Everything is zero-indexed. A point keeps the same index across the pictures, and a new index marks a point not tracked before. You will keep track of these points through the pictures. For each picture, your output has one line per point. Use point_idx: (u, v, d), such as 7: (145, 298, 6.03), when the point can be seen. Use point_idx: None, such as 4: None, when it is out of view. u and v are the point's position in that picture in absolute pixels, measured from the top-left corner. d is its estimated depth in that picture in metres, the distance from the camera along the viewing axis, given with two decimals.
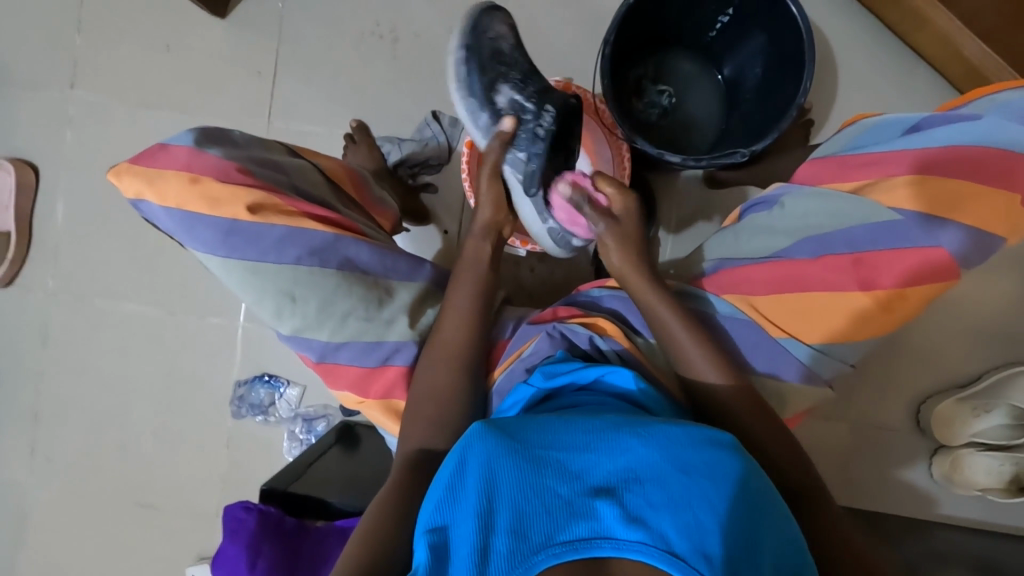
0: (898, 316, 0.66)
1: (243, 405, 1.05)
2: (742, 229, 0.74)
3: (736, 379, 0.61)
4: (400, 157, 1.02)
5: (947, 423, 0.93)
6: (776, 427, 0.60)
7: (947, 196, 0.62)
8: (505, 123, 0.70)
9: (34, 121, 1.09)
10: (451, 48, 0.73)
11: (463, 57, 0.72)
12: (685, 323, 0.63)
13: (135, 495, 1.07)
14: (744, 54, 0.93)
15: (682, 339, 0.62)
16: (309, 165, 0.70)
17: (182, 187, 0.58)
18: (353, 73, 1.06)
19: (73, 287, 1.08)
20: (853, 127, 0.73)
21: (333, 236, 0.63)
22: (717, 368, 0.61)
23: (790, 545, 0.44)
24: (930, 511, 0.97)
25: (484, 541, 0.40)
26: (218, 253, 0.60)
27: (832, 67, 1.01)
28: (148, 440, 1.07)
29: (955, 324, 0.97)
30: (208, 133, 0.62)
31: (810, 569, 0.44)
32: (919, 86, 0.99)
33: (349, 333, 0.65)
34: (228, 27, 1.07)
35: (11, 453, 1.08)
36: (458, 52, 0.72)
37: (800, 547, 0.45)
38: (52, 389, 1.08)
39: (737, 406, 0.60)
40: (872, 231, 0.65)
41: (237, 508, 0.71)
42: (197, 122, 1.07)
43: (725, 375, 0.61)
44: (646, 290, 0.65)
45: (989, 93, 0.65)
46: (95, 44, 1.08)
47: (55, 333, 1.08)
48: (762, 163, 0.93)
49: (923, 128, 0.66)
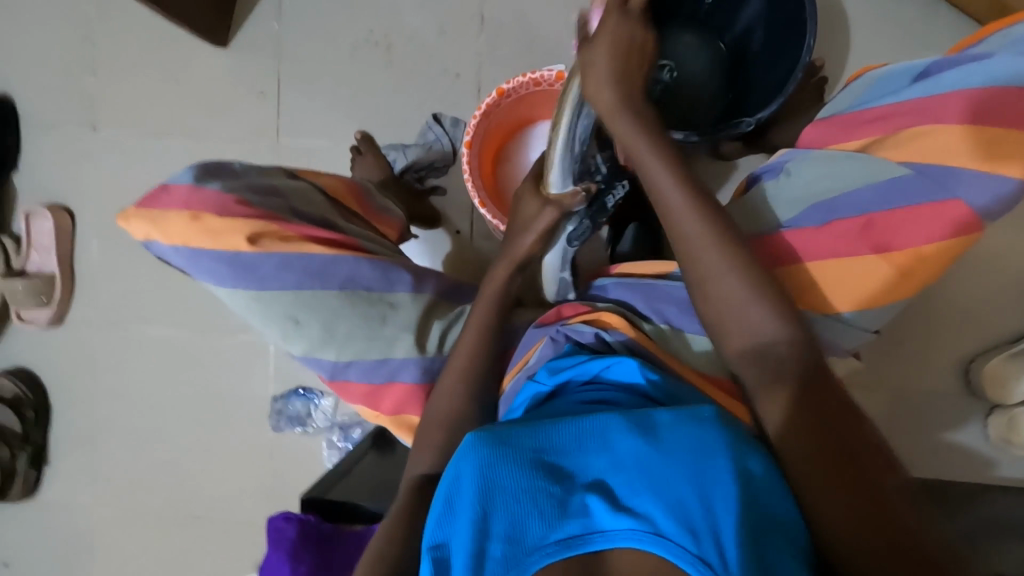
0: (921, 278, 0.64)
1: (282, 418, 1.09)
2: (750, 202, 0.71)
3: (810, 336, 0.55)
4: (406, 163, 1.03)
5: (1000, 382, 0.87)
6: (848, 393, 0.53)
7: (964, 144, 0.59)
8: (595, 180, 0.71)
9: (65, 166, 1.15)
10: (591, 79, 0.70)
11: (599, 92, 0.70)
12: (747, 281, 0.57)
13: (191, 509, 1.13)
14: (741, 19, 0.90)
15: (732, 296, 0.57)
16: (307, 185, 0.73)
17: (185, 226, 0.62)
18: (354, 85, 1.07)
19: (116, 319, 1.14)
20: (858, 82, 0.72)
21: (333, 258, 0.66)
22: (786, 324, 0.55)
23: (777, 512, 0.46)
24: (988, 476, 0.92)
25: (480, 548, 0.42)
26: (226, 284, 0.64)
27: (843, 19, 0.95)
28: (197, 456, 1.13)
29: (998, 277, 0.91)
30: (207, 168, 0.66)
31: (797, 530, 0.46)
32: (941, 28, 0.93)
33: (355, 351, 0.69)
34: (231, 54, 1.10)
35: (77, 477, 1.17)
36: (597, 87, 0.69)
37: (787, 512, 0.47)
38: (107, 416, 1.16)
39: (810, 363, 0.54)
40: (882, 189, 0.62)
41: (278, 518, 0.75)
42: (211, 150, 1.11)
43: (801, 332, 0.55)
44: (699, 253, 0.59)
45: (1004, 28, 0.62)
46: (110, 86, 1.13)
47: (103, 363, 1.15)
48: (772, 131, 0.89)
49: (932, 74, 0.63)
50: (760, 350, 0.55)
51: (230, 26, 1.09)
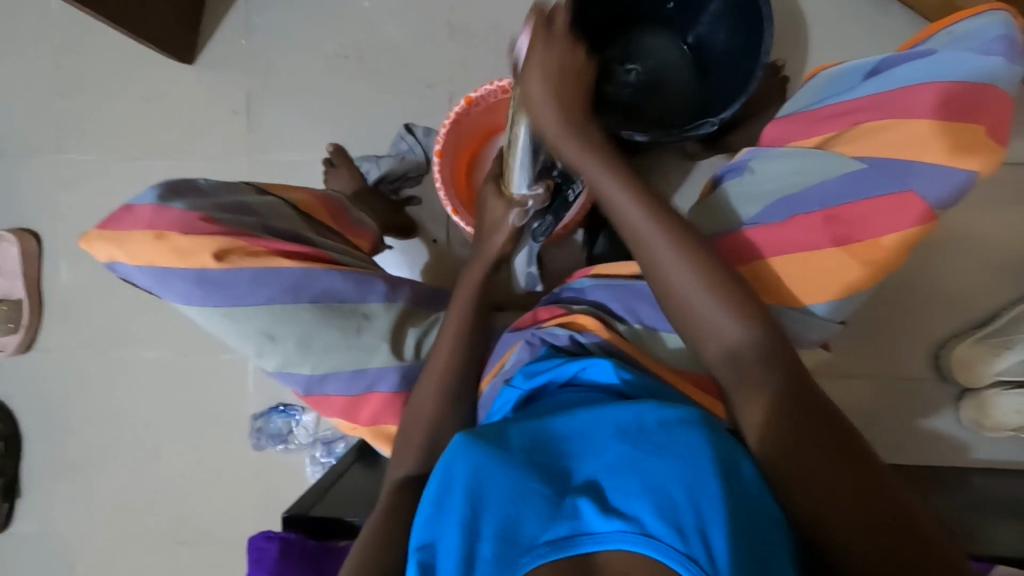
0: (885, 268, 0.65)
1: (263, 436, 1.07)
2: (718, 198, 0.72)
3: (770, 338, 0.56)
4: (379, 175, 1.00)
5: (968, 366, 0.89)
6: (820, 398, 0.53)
7: (913, 138, 0.62)
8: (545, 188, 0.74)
9: (30, 189, 1.13)
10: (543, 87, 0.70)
11: None
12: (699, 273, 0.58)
13: (173, 535, 1.11)
14: (706, 21, 0.92)
15: (699, 292, 0.58)
16: (276, 200, 0.72)
17: (150, 245, 0.61)
18: (324, 98, 1.07)
19: (88, 343, 1.12)
20: (815, 81, 0.75)
21: (304, 271, 0.66)
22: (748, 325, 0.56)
23: (769, 514, 0.45)
24: (961, 458, 0.95)
25: (471, 548, 0.42)
26: (196, 302, 0.64)
27: (801, 20, 0.98)
28: (178, 479, 1.11)
29: (962, 264, 0.94)
30: (171, 186, 0.65)
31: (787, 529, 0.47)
32: (894, 25, 0.96)
33: (331, 364, 0.69)
34: (199, 70, 1.09)
35: (52, 507, 1.13)
36: None
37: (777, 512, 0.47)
38: (83, 443, 1.13)
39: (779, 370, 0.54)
40: (841, 183, 0.64)
41: (258, 539, 0.74)
42: (182, 167, 1.10)
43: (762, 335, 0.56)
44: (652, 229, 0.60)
45: (947, 26, 0.66)
46: (75, 106, 1.11)
47: (77, 389, 1.13)
48: (737, 130, 0.92)
49: (883, 71, 0.67)
50: (728, 351, 0.56)
51: (197, 43, 1.08)
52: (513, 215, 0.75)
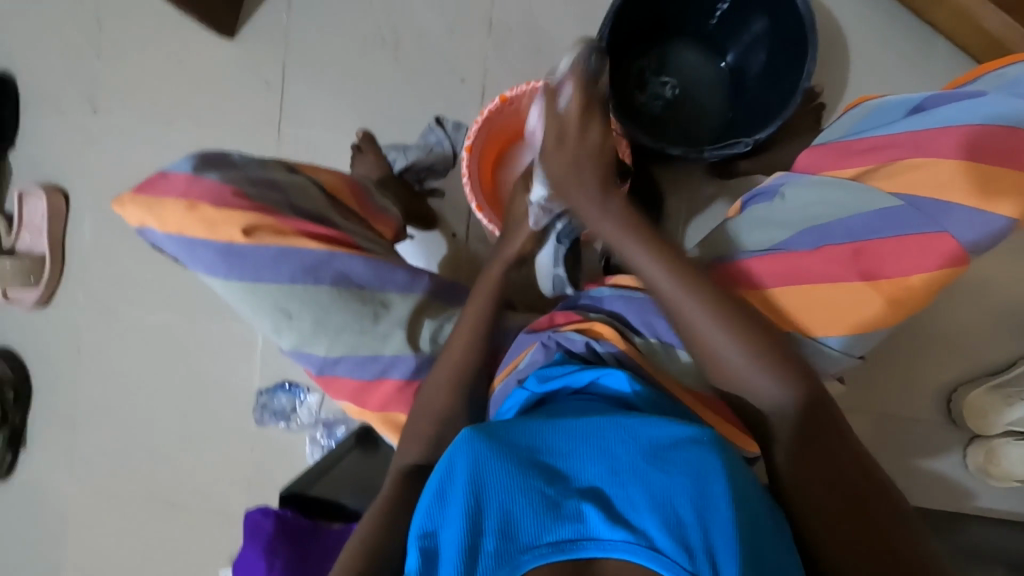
0: (909, 308, 0.64)
1: (265, 412, 1.09)
2: (743, 221, 0.72)
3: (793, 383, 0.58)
4: (405, 164, 1.02)
5: (979, 413, 0.88)
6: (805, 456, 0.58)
7: (942, 179, 0.62)
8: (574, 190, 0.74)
9: (62, 146, 1.14)
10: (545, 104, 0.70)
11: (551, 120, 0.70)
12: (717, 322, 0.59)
13: (168, 500, 1.12)
14: (747, 41, 0.91)
15: (721, 333, 0.59)
16: (306, 181, 0.73)
17: (181, 214, 0.62)
18: (358, 82, 1.08)
19: (104, 303, 1.13)
20: (856, 110, 0.74)
21: (328, 254, 0.66)
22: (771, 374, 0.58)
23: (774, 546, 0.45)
24: (964, 505, 0.93)
25: (473, 542, 0.42)
26: (219, 274, 0.64)
27: (843, 46, 0.97)
28: (179, 446, 1.12)
29: (983, 307, 0.93)
30: (206, 158, 0.66)
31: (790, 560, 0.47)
32: (938, 61, 0.95)
33: (345, 347, 0.69)
34: (236, 45, 1.10)
35: (53, 460, 1.15)
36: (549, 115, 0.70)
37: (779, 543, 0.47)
38: (89, 400, 1.15)
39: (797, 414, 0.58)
40: (873, 218, 0.64)
41: (256, 511, 0.74)
42: (211, 138, 1.11)
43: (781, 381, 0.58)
44: (659, 272, 0.61)
45: (998, 67, 0.65)
46: (114, 69, 1.13)
47: (89, 347, 1.14)
48: (768, 153, 0.91)
49: (928, 108, 0.65)
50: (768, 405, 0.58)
51: (238, 17, 1.09)
52: (537, 216, 0.73)
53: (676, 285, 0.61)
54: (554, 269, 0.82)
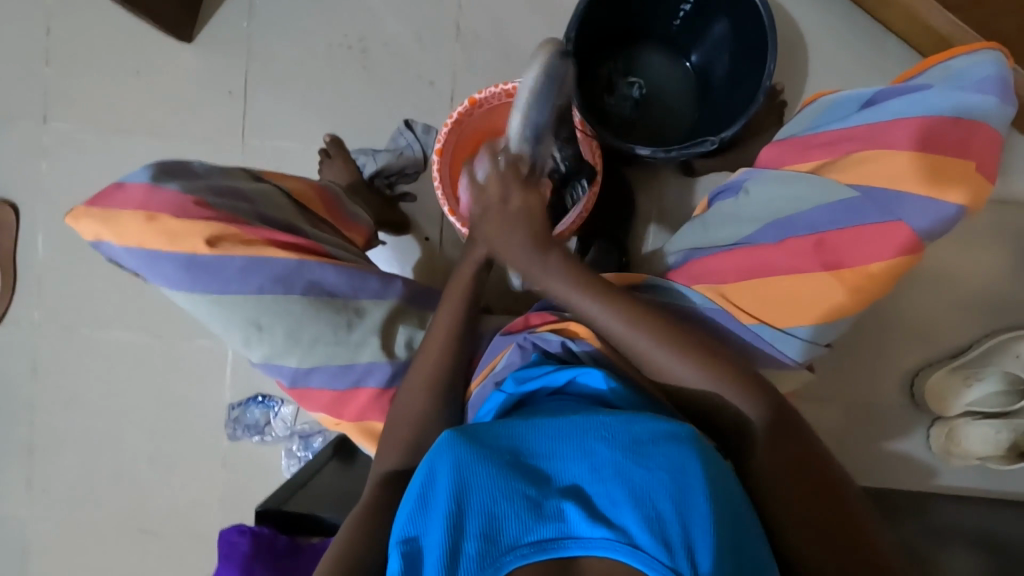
0: (868, 296, 0.66)
1: (238, 426, 1.06)
2: (711, 218, 0.77)
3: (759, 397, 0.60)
4: (376, 169, 1.00)
5: (940, 396, 0.92)
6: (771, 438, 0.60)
7: (894, 171, 0.62)
8: None
9: (10, 157, 1.09)
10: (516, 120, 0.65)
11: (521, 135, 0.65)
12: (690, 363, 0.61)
13: (137, 522, 1.08)
14: (710, 42, 0.93)
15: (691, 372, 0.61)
16: (271, 189, 0.71)
17: (140, 226, 0.59)
18: (324, 86, 1.06)
19: (62, 320, 1.08)
20: (813, 107, 0.76)
21: (297, 262, 0.65)
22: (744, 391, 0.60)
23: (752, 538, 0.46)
24: (928, 484, 0.97)
25: (455, 545, 0.41)
26: (183, 287, 0.62)
27: (802, 45, 1.00)
28: (147, 467, 1.08)
29: (941, 294, 0.96)
30: (165, 167, 0.64)
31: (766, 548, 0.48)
32: (891, 58, 0.98)
33: (318, 358, 0.68)
34: (195, 50, 1.07)
35: (11, 487, 1.09)
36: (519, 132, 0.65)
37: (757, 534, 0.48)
38: (48, 422, 1.09)
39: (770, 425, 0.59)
40: (830, 211, 0.66)
41: (229, 532, 0.72)
42: (172, 146, 1.07)
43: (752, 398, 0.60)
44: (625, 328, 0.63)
45: (944, 60, 0.67)
46: (65, 76, 1.08)
47: (47, 367, 1.09)
48: (734, 150, 0.93)
49: (879, 101, 0.68)
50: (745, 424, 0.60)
51: (197, 22, 1.06)
52: None
53: (646, 340, 0.62)
54: None
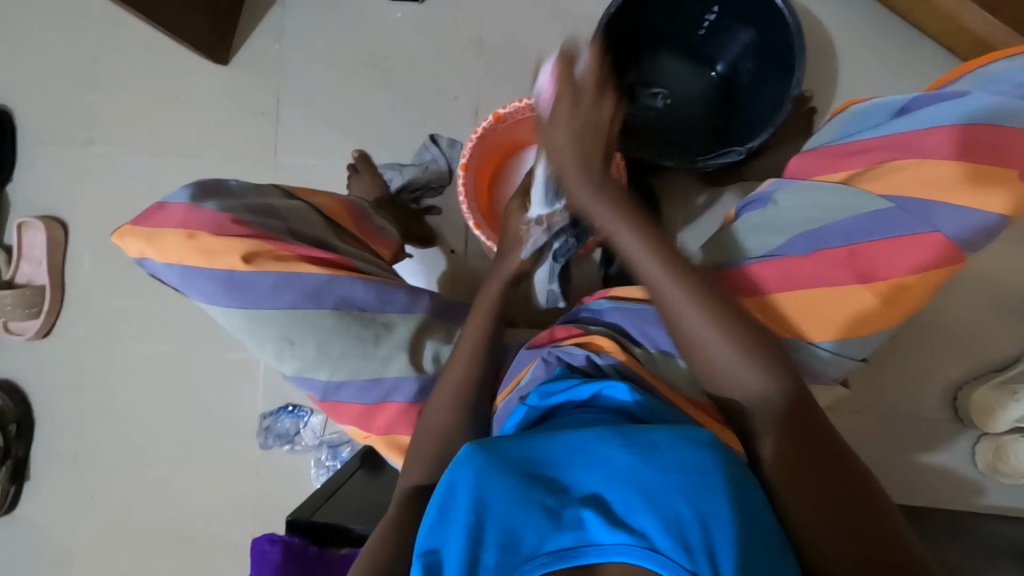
0: (905, 308, 0.65)
1: (269, 436, 1.08)
2: (739, 227, 0.72)
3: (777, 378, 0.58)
4: (401, 183, 1.02)
5: (986, 411, 0.87)
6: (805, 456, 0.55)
7: (930, 181, 0.62)
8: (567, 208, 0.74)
9: (60, 178, 1.15)
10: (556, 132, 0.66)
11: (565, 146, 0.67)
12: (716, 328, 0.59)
13: (174, 529, 1.11)
14: (735, 51, 0.92)
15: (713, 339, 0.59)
16: (304, 206, 0.74)
17: (181, 244, 0.62)
18: (352, 104, 1.09)
19: (105, 332, 1.13)
20: (842, 114, 0.74)
21: (328, 278, 0.66)
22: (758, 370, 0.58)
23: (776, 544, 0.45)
24: (977, 503, 0.92)
25: (474, 555, 0.42)
26: (219, 303, 0.64)
27: (830, 51, 0.98)
28: (183, 475, 1.11)
29: (984, 305, 0.92)
30: (203, 187, 0.66)
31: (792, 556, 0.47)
32: (924, 62, 0.96)
33: (347, 371, 0.69)
34: (230, 73, 1.11)
35: (57, 493, 1.14)
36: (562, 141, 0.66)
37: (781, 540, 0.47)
38: (92, 430, 1.14)
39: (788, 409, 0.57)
40: (866, 222, 0.64)
41: (263, 540, 0.73)
42: (208, 165, 1.12)
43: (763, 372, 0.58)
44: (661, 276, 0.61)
45: (978, 66, 0.66)
46: (110, 100, 1.14)
47: (91, 377, 1.14)
48: (761, 158, 0.92)
49: (912, 110, 0.66)
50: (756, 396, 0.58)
51: (232, 45, 1.11)
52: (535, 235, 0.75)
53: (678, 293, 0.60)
54: (551, 285, 0.83)
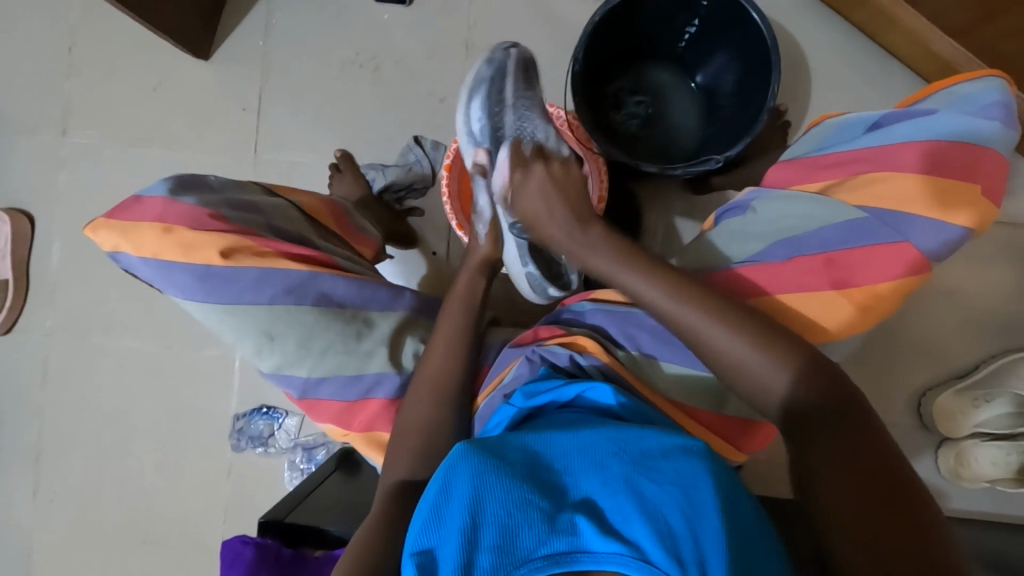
0: (877, 313, 0.67)
1: (243, 436, 1.06)
2: (719, 236, 0.75)
3: (794, 360, 0.56)
4: (385, 184, 1.01)
5: (949, 416, 0.91)
6: (813, 401, 0.55)
7: (897, 195, 0.66)
8: (481, 156, 0.78)
9: (28, 168, 1.11)
10: (469, 119, 0.80)
11: (471, 126, 0.80)
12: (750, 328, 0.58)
13: (139, 533, 1.08)
14: (714, 63, 0.95)
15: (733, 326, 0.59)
16: (285, 203, 0.73)
17: (157, 238, 0.61)
18: (335, 102, 1.08)
19: (72, 329, 1.10)
20: (819, 128, 0.78)
21: (309, 274, 0.66)
22: (766, 353, 0.57)
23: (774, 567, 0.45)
24: (940, 507, 0.96)
25: (468, 557, 0.41)
26: (196, 298, 0.63)
27: (806, 67, 1.01)
28: (151, 476, 1.08)
29: (947, 315, 0.96)
30: (182, 181, 0.65)
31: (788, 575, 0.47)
32: (894, 80, 1.00)
33: (328, 368, 0.68)
34: (213, 66, 1.10)
35: (15, 496, 1.10)
36: (469, 123, 0.81)
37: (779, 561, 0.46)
38: (54, 430, 1.10)
39: (800, 383, 0.56)
40: (841, 231, 0.67)
41: (235, 541, 0.71)
42: (186, 158, 1.09)
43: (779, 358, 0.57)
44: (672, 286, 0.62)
45: (948, 85, 0.69)
46: (84, 90, 1.11)
47: (55, 375, 1.10)
48: (741, 168, 0.94)
49: (885, 125, 0.70)
50: (766, 379, 0.57)
51: (214, 40, 1.09)
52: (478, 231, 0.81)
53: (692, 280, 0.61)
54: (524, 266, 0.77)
